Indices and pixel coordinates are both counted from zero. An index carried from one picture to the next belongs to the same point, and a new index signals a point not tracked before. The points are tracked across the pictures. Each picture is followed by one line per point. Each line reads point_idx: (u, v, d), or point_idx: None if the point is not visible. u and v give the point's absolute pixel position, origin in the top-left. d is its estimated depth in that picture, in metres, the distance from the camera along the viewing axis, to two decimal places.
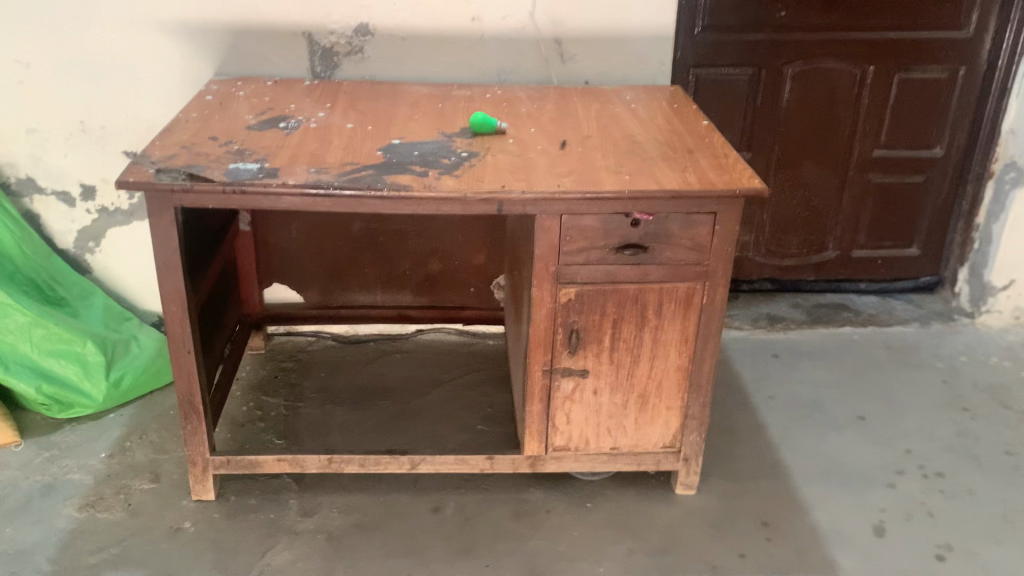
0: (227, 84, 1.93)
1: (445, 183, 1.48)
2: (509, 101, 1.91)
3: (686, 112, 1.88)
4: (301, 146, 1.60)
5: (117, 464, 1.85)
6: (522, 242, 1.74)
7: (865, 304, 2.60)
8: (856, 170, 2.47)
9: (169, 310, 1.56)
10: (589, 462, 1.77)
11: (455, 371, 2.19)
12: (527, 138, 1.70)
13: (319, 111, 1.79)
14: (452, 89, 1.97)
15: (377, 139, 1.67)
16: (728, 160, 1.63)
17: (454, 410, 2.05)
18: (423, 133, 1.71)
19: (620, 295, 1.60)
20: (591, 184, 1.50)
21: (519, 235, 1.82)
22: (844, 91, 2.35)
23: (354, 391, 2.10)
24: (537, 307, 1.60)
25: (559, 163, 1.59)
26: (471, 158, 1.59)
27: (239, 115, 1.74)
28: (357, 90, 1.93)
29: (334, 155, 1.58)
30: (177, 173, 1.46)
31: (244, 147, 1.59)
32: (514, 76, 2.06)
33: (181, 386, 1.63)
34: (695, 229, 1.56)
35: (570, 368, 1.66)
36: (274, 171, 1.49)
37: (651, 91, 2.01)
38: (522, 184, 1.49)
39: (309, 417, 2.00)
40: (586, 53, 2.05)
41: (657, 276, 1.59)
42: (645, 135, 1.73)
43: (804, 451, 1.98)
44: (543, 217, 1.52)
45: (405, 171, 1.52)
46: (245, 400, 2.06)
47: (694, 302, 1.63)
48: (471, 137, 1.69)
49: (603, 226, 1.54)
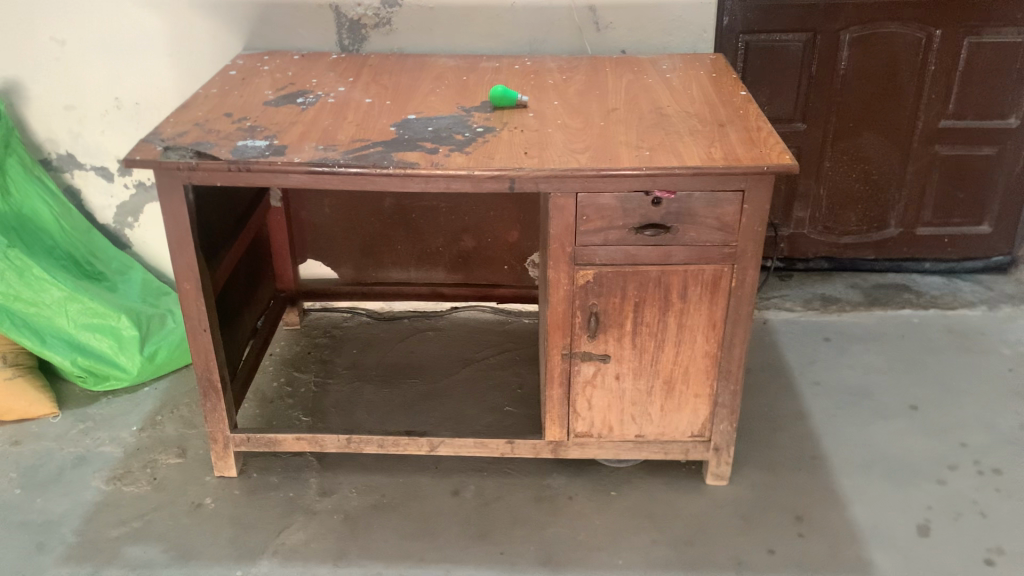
0: (253, 59, 1.91)
1: (454, 161, 1.43)
2: (537, 73, 1.84)
3: (723, 81, 1.78)
4: (313, 122, 1.57)
5: (148, 437, 1.87)
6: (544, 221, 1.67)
7: (930, 285, 2.43)
8: (921, 142, 2.31)
9: (184, 288, 1.55)
10: (613, 449, 1.70)
11: (485, 351, 2.15)
12: (548, 112, 1.63)
13: (340, 86, 1.75)
14: (480, 62, 1.91)
15: (393, 114, 1.62)
16: (760, 132, 1.52)
17: (484, 391, 2.01)
18: (441, 107, 1.65)
19: (641, 277, 1.52)
20: (607, 161, 1.43)
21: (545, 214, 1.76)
22: (907, 56, 2.20)
23: (384, 369, 2.08)
24: (554, 289, 1.54)
25: (578, 139, 1.51)
26: (486, 134, 1.53)
27: (258, 90, 1.72)
28: (382, 63, 1.89)
29: (345, 131, 1.54)
30: (185, 151, 1.44)
31: (257, 123, 1.56)
32: (547, 46, 1.98)
33: (198, 362, 1.63)
34: (721, 208, 1.46)
35: (590, 353, 1.60)
36: (281, 148, 1.46)
37: (689, 60, 1.91)
38: (534, 162, 1.43)
39: (337, 395, 1.99)
40: (623, 21, 1.95)
41: (681, 258, 1.51)
42: (673, 107, 1.64)
43: (849, 442, 1.86)
44: (558, 196, 1.45)
45: (414, 148, 1.47)
46: (276, 375, 2.06)
47: (721, 285, 1.53)
48: (490, 111, 1.63)
49: (622, 205, 1.46)
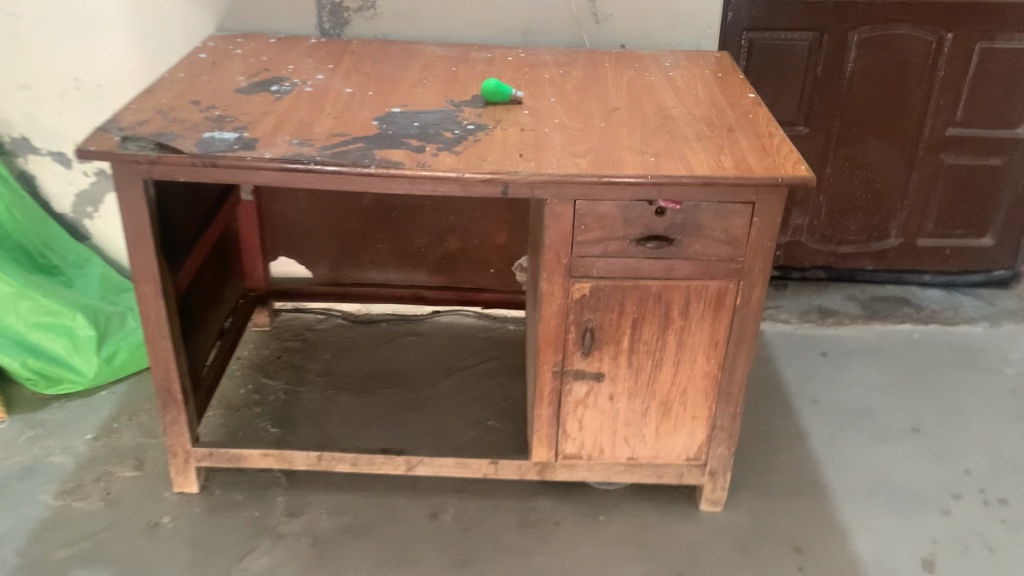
0: (226, 41, 1.77)
1: (442, 161, 1.31)
2: (532, 67, 1.72)
3: (730, 82, 1.67)
4: (288, 113, 1.44)
5: (103, 447, 1.74)
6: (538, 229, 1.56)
7: (930, 298, 2.34)
8: (926, 150, 2.22)
9: (142, 292, 1.42)
10: (604, 472, 1.59)
11: (468, 359, 2.03)
12: (545, 111, 1.51)
13: (318, 74, 1.62)
14: (470, 51, 1.78)
15: (376, 105, 1.49)
16: (773, 139, 1.40)
17: (465, 403, 1.89)
18: (429, 100, 1.53)
19: (640, 292, 1.41)
20: (609, 167, 1.31)
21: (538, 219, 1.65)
22: (917, 60, 2.10)
23: (360, 376, 1.96)
24: (547, 303, 1.42)
25: (577, 141, 1.39)
26: (477, 132, 1.41)
27: (230, 76, 1.58)
28: (365, 50, 1.76)
29: (323, 124, 1.40)
30: (145, 142, 1.31)
31: (226, 112, 1.42)
32: (542, 36, 1.86)
33: (158, 372, 1.50)
34: (730, 220, 1.35)
35: (583, 371, 1.48)
36: (252, 141, 1.33)
37: (693, 57, 1.80)
38: (530, 165, 1.31)
39: (309, 404, 1.87)
40: (624, 12, 1.83)
41: (684, 272, 1.39)
42: (679, 108, 1.52)
43: (849, 466, 1.76)
44: (554, 202, 1.34)
45: (399, 146, 1.35)
46: (243, 381, 1.93)
47: (725, 302, 1.42)
48: (482, 107, 1.51)
49: (623, 214, 1.35)
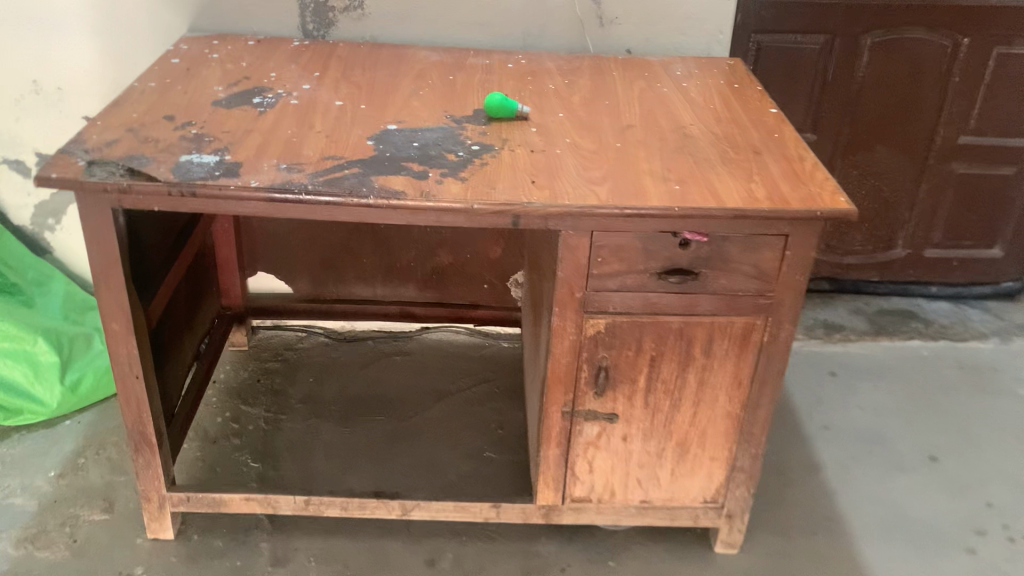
0: (200, 43, 1.62)
1: (447, 190, 1.18)
2: (534, 76, 1.60)
3: (748, 95, 1.56)
4: (273, 131, 1.30)
5: (68, 487, 1.60)
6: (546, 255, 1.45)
7: (937, 311, 2.26)
8: (937, 159, 2.12)
9: (111, 328, 1.28)
10: (614, 515, 1.48)
11: (460, 382, 1.91)
12: (553, 128, 1.38)
13: (303, 83, 1.48)
14: (467, 57, 1.66)
15: (369, 121, 1.36)
16: (804, 163, 1.29)
17: (459, 430, 1.77)
18: (427, 114, 1.40)
19: (660, 329, 1.29)
20: (631, 197, 1.19)
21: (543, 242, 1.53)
22: (931, 65, 2.00)
23: (345, 402, 1.83)
24: (558, 340, 1.30)
25: (592, 165, 1.27)
26: (483, 154, 1.29)
27: (206, 85, 1.44)
28: (353, 54, 1.62)
29: (313, 144, 1.27)
30: (114, 167, 1.17)
31: (204, 130, 1.28)
32: (543, 40, 1.74)
33: (129, 414, 1.36)
34: (759, 253, 1.24)
35: (595, 411, 1.37)
36: (234, 166, 1.19)
37: (705, 65, 1.69)
38: (545, 195, 1.19)
39: (292, 434, 1.74)
40: (631, 16, 1.71)
41: (708, 308, 1.28)
42: (697, 126, 1.41)
43: (865, 500, 1.67)
44: (570, 234, 1.21)
45: (398, 171, 1.22)
46: (220, 409, 1.80)
47: (751, 339, 1.31)
48: (485, 123, 1.38)
49: (644, 245, 1.23)
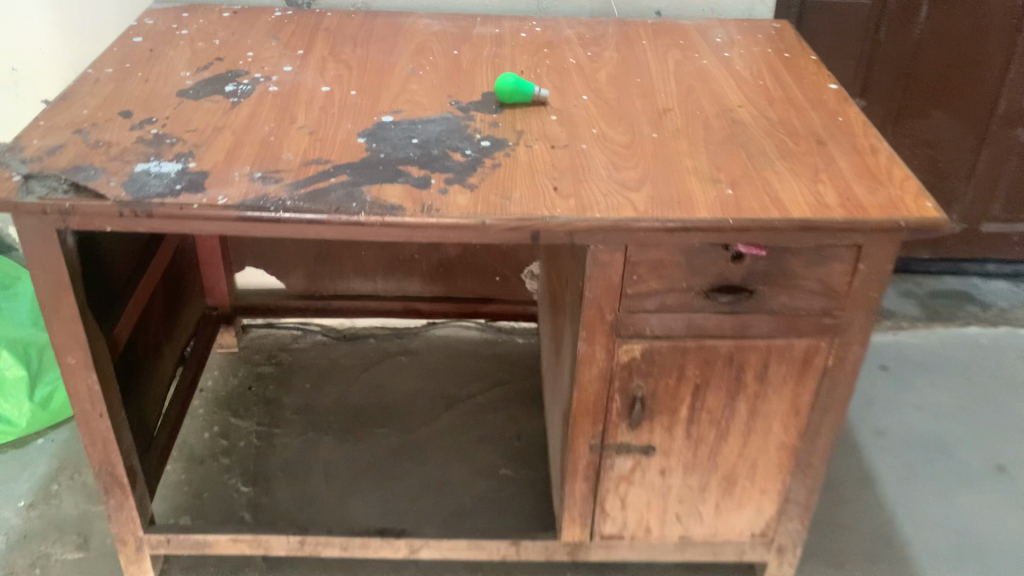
0: (167, 16, 1.40)
1: (454, 202, 0.99)
2: (552, 47, 1.38)
3: (801, 65, 1.34)
4: (248, 129, 1.10)
5: (39, 520, 1.44)
6: (567, 267, 1.26)
7: (995, 292, 2.07)
8: (1000, 125, 1.90)
9: (66, 363, 1.10)
10: (649, 551, 1.31)
11: (471, 386, 1.74)
12: (577, 114, 1.18)
13: (285, 64, 1.28)
14: (473, 25, 1.44)
15: (361, 113, 1.16)
16: (876, 155, 1.09)
17: (472, 443, 1.60)
18: (428, 101, 1.19)
19: (706, 354, 1.11)
20: (674, 207, 0.99)
21: (563, 248, 1.34)
22: (998, 19, 1.77)
23: (345, 413, 1.66)
24: (585, 368, 1.12)
25: (625, 163, 1.07)
26: (494, 152, 1.09)
27: (171, 70, 1.23)
28: (343, 26, 1.41)
29: (295, 144, 1.07)
30: (56, 181, 0.97)
31: (167, 129, 1.08)
32: (560, 2, 1.51)
33: (95, 456, 1.19)
34: (825, 267, 1.04)
35: (628, 444, 1.19)
36: (200, 177, 1.00)
37: (748, 30, 1.47)
38: (571, 205, 0.99)
39: (287, 452, 1.57)
40: None
41: (763, 330, 1.09)
42: (746, 109, 1.20)
43: (928, 519, 1.49)
44: (599, 249, 1.02)
45: (396, 177, 1.03)
46: (208, 423, 1.63)
47: (813, 363, 1.12)
48: (497, 111, 1.18)
49: (688, 260, 1.04)
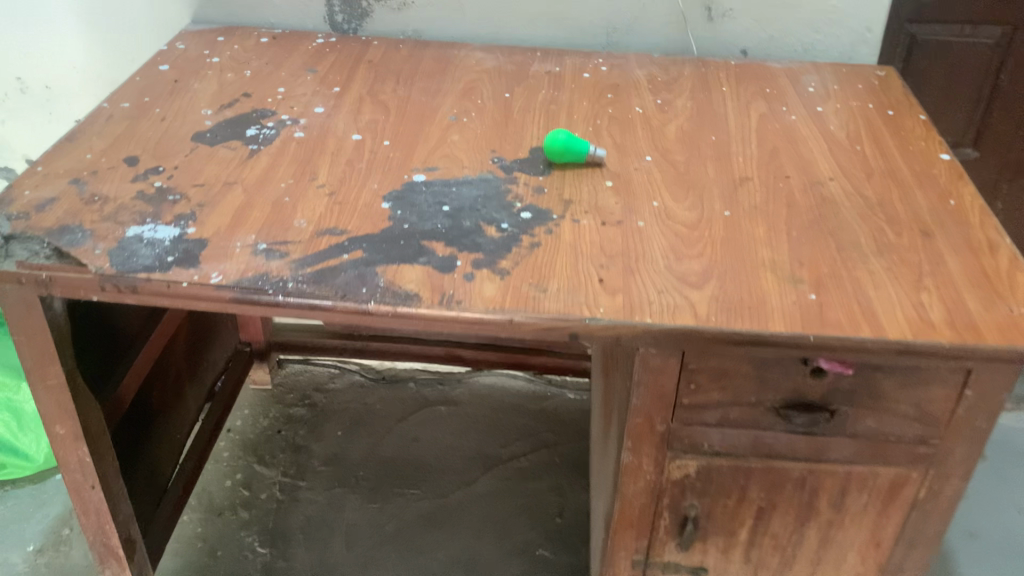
0: (202, 41, 1.30)
1: (480, 291, 0.85)
2: (617, 92, 1.23)
3: (906, 124, 1.16)
4: (262, 185, 0.98)
5: (44, 569, 1.36)
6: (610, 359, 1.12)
7: None
8: None
9: (56, 432, 1.00)
10: None
11: (512, 446, 1.60)
12: (637, 180, 1.03)
13: (317, 104, 1.16)
14: (531, 62, 1.30)
15: (391, 169, 1.03)
16: (994, 255, 0.91)
17: (508, 515, 1.46)
18: (469, 158, 1.06)
19: (773, 476, 0.96)
20: (742, 312, 0.83)
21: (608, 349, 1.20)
22: None
23: (375, 468, 1.54)
24: (630, 480, 0.97)
25: (688, 249, 0.91)
26: (536, 226, 0.94)
27: (192, 107, 1.12)
28: (388, 60, 1.29)
29: (311, 208, 0.95)
30: (38, 244, 0.86)
31: (172, 182, 0.97)
32: (630, 37, 1.36)
33: (88, 526, 1.10)
34: (923, 392, 0.88)
35: (676, 563, 1.05)
36: (201, 245, 0.88)
37: (845, 76, 1.29)
38: (617, 302, 0.84)
39: (309, 510, 1.46)
40: (748, 8, 1.32)
41: (842, 455, 0.93)
42: (838, 183, 1.03)
43: None
44: (651, 354, 0.87)
45: (418, 256, 0.89)
46: (231, 469, 1.53)
47: (901, 494, 0.96)
48: (545, 173, 1.03)
49: (758, 372, 0.88)
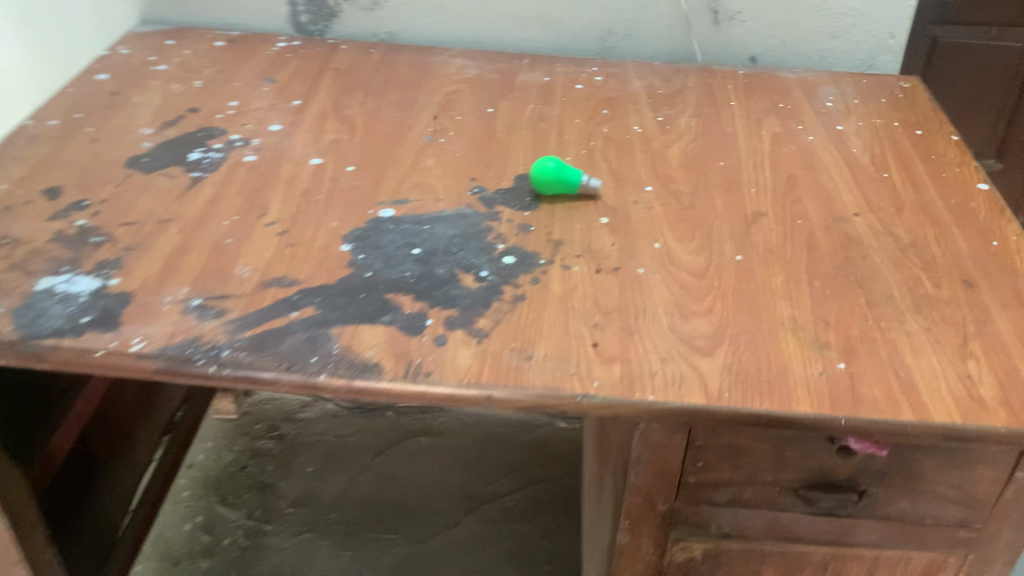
0: (149, 44, 1.17)
1: (452, 359, 0.72)
2: (613, 106, 1.09)
3: (937, 146, 1.03)
4: (203, 222, 0.85)
5: None
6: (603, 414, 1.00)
7: None
8: None
9: None
10: None
11: (498, 483, 1.48)
12: (636, 216, 0.90)
13: (273, 120, 1.02)
14: (518, 71, 1.17)
15: (354, 201, 0.90)
16: None
17: (494, 562, 1.34)
18: (445, 187, 0.93)
19: (789, 560, 0.83)
20: (761, 385, 0.70)
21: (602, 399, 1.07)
22: None
23: (349, 509, 1.41)
24: (627, 563, 0.85)
25: (695, 303, 0.78)
26: (520, 274, 0.81)
27: (129, 126, 0.99)
28: (357, 67, 1.15)
29: (257, 251, 0.82)
30: None
31: (98, 220, 0.84)
32: (628, 43, 1.23)
33: None
34: (968, 473, 0.75)
35: None
36: (124, 301, 0.75)
37: (866, 88, 1.16)
38: (614, 373, 0.71)
39: (275, 558, 1.33)
40: (759, 11, 1.19)
41: (870, 538, 0.81)
42: (865, 219, 0.90)
43: None
44: (652, 429, 0.74)
45: (380, 312, 0.76)
46: (191, 511, 1.40)
47: None
48: (533, 207, 0.90)
49: (777, 451, 0.75)
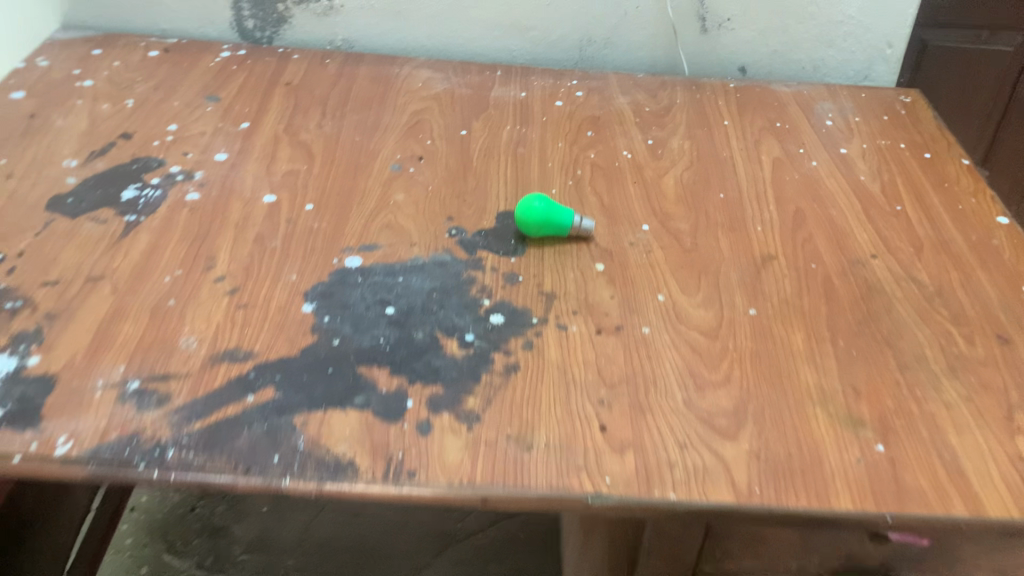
0: (73, 56, 1.03)
1: (439, 451, 0.61)
2: (597, 127, 1.00)
3: (949, 172, 0.96)
4: (140, 280, 0.73)
5: None
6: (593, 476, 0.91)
7: None
8: None
9: None
10: None
11: (469, 519, 1.38)
12: (634, 261, 0.80)
13: (219, 148, 0.90)
14: (491, 85, 1.06)
15: (316, 247, 0.79)
16: None
17: None
18: (418, 229, 0.82)
19: None
20: (795, 475, 0.61)
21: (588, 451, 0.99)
22: None
23: (308, 554, 1.31)
24: None
25: (711, 370, 0.69)
26: (510, 338, 0.71)
27: (51, 157, 0.86)
28: (312, 82, 1.03)
29: (204, 316, 0.70)
30: None
31: (14, 280, 0.71)
32: (609, 52, 1.13)
33: None
34: (1012, 557, 0.68)
35: None
36: (46, 388, 0.63)
37: (865, 103, 1.08)
38: (627, 464, 0.61)
39: None
40: (750, 19, 1.10)
41: None
42: (883, 262, 0.82)
43: None
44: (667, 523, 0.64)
45: (352, 392, 0.65)
46: (136, 561, 1.28)
47: None
48: (518, 252, 0.80)
49: (804, 540, 0.67)
